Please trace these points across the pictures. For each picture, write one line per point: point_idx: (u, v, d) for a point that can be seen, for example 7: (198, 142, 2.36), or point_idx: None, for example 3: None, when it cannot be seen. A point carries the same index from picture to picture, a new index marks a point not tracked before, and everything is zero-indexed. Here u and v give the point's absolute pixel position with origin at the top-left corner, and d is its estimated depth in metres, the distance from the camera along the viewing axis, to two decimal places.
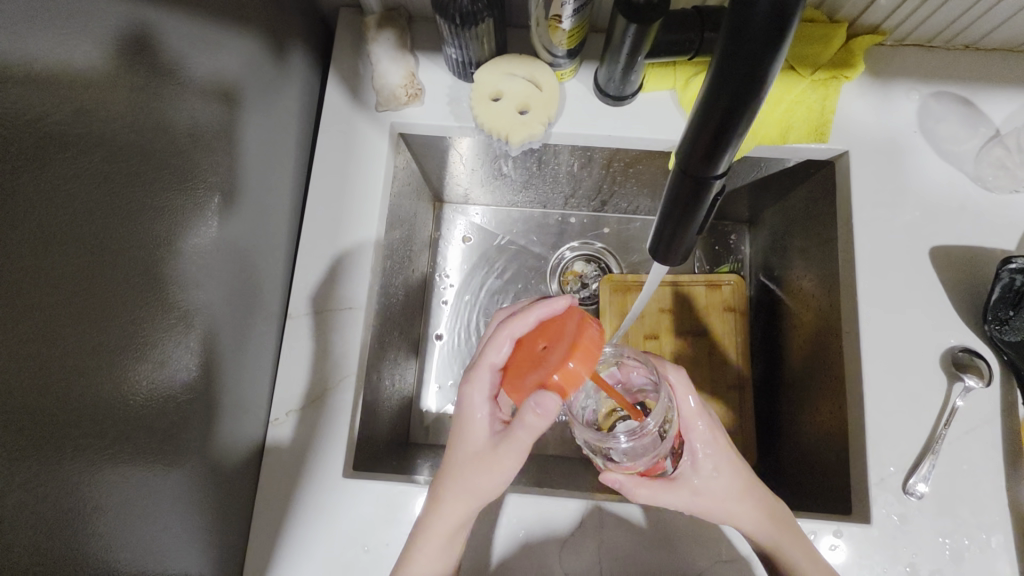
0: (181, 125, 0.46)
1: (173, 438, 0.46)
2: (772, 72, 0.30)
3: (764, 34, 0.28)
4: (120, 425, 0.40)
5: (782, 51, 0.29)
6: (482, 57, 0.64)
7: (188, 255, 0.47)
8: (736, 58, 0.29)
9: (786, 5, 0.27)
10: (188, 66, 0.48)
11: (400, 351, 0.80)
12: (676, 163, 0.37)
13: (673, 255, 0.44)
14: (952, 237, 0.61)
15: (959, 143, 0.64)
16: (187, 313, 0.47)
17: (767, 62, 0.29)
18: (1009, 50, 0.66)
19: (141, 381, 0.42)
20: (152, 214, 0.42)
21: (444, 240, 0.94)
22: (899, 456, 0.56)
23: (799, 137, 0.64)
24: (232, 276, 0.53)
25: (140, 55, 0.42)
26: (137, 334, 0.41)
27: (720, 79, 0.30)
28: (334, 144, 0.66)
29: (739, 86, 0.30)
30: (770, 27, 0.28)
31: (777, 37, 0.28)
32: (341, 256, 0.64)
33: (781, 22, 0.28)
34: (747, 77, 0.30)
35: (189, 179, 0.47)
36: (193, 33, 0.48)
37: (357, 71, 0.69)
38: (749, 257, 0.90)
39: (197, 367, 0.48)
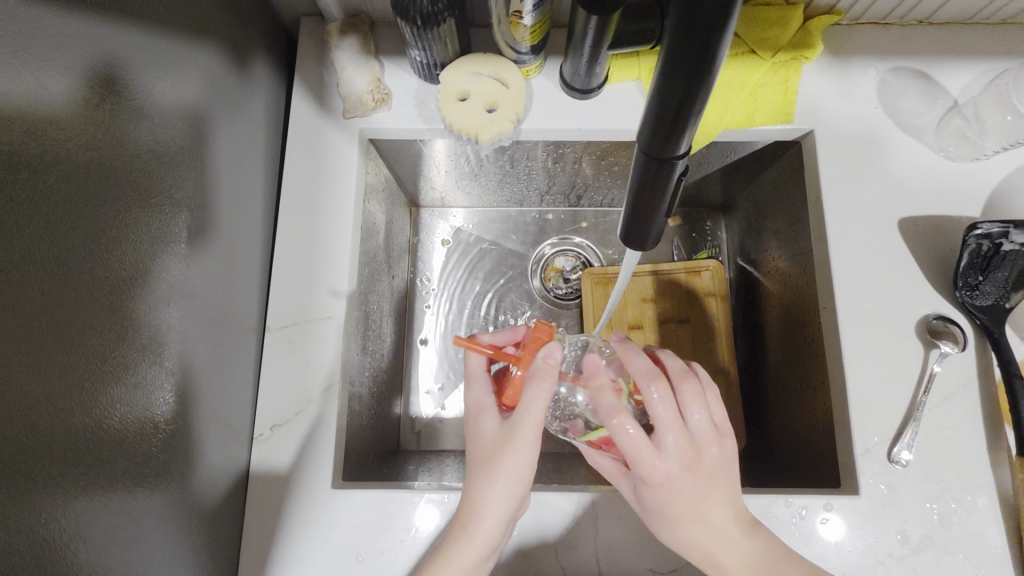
0: (140, 143, 0.45)
1: (153, 461, 0.45)
2: (722, 51, 0.30)
3: (713, 11, 0.28)
4: (96, 450, 0.39)
5: (730, 27, 0.29)
6: (447, 58, 0.63)
7: (159, 273, 0.46)
8: (688, 38, 0.29)
9: None
10: (147, 81, 0.47)
11: (385, 358, 0.80)
12: (638, 148, 0.37)
13: (645, 240, 0.44)
14: (920, 207, 0.62)
15: (919, 117, 0.65)
16: (160, 333, 0.46)
17: (718, 40, 0.29)
18: (960, 23, 0.67)
19: (115, 405, 0.41)
20: (116, 234, 0.42)
21: (423, 245, 0.94)
22: (883, 426, 0.57)
23: (767, 120, 0.65)
24: (207, 290, 0.53)
25: (95, 73, 0.41)
26: (107, 357, 0.40)
27: (675, 59, 0.30)
28: (302, 153, 0.66)
29: (692, 65, 0.30)
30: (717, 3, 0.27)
31: (726, 13, 0.28)
32: (317, 267, 0.63)
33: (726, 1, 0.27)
34: (700, 54, 0.30)
35: (154, 198, 0.46)
36: (148, 48, 0.47)
37: (322, 79, 0.68)
38: (726, 242, 0.91)
39: (175, 387, 0.48)
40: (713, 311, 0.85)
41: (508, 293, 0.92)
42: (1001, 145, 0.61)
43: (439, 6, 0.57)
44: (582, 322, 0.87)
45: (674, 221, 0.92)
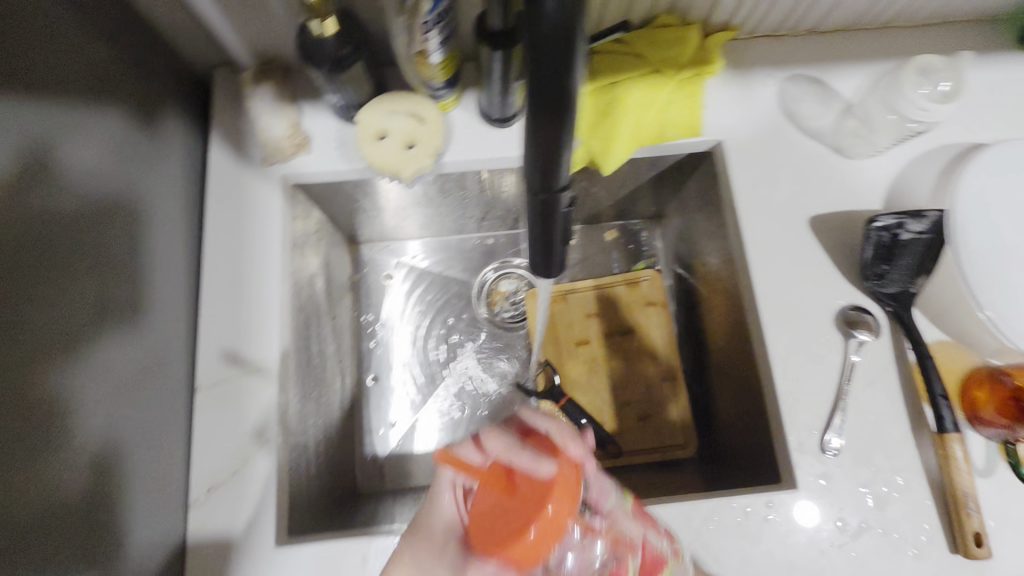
0: (54, 219, 0.44)
1: (70, 542, 0.43)
2: (579, 85, 0.28)
3: (560, 58, 0.26)
4: (11, 542, 0.37)
5: (581, 65, 0.27)
6: (362, 98, 0.64)
7: (78, 347, 0.45)
8: (539, 79, 0.27)
9: (574, 27, 0.25)
10: (62, 149, 0.46)
11: (332, 401, 0.78)
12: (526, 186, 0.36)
13: (555, 262, 0.43)
14: (827, 205, 0.66)
15: (819, 119, 0.69)
16: (79, 408, 0.45)
17: (570, 79, 0.27)
18: (847, 29, 0.72)
19: (29, 491, 0.39)
20: (30, 313, 0.41)
21: (366, 281, 0.93)
22: (813, 418, 0.59)
23: (678, 133, 0.68)
24: (128, 356, 0.52)
25: (9, 150, 0.40)
26: (21, 443, 0.39)
27: (533, 98, 0.29)
28: (224, 205, 0.65)
29: (550, 105, 0.28)
30: (557, 44, 0.25)
31: (571, 53, 0.26)
32: (246, 318, 0.62)
33: (566, 40, 0.25)
34: (560, 98, 0.28)
35: (67, 270, 0.45)
36: (62, 115, 0.46)
37: (240, 128, 0.67)
38: (662, 250, 0.94)
39: (96, 461, 0.46)
40: (656, 320, 0.87)
41: (457, 320, 0.93)
42: (895, 138, 0.65)
43: (347, 50, 0.57)
44: (531, 342, 0.88)
45: (611, 236, 0.96)
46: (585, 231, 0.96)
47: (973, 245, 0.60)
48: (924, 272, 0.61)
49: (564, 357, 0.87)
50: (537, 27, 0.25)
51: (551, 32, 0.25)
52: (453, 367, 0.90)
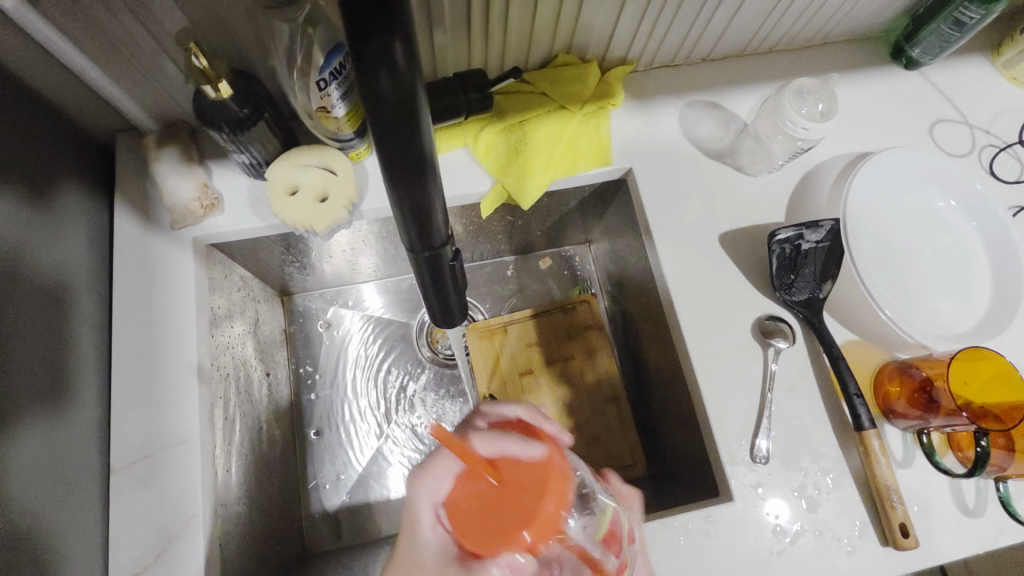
0: None
1: None
2: (430, 143, 0.29)
3: (399, 114, 0.26)
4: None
5: (425, 121, 0.27)
6: (269, 155, 0.63)
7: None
8: (391, 144, 0.27)
9: (406, 82, 0.25)
10: None
11: (269, 462, 0.76)
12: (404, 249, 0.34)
13: (453, 318, 0.42)
14: (734, 221, 0.69)
15: (719, 141, 0.73)
16: None
17: (421, 138, 0.28)
18: (737, 55, 0.77)
19: None
20: None
21: (301, 333, 0.91)
22: (742, 429, 0.61)
23: (588, 164, 0.71)
24: (33, 438, 0.51)
25: None
26: None
27: (389, 165, 0.28)
28: (133, 273, 0.62)
29: (409, 167, 0.28)
30: (398, 108, 0.26)
31: (416, 115, 0.27)
32: (161, 389, 0.59)
33: (407, 103, 0.26)
34: (410, 155, 0.28)
35: None
36: None
37: (147, 193, 0.66)
38: (596, 274, 0.96)
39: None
40: (594, 343, 0.88)
41: (399, 362, 0.92)
42: (788, 155, 0.68)
43: (246, 111, 0.57)
44: (475, 378, 0.87)
45: (545, 264, 0.98)
46: (520, 262, 0.98)
47: (864, 249, 0.66)
48: (830, 277, 0.64)
49: (508, 389, 0.86)
50: (374, 97, 0.25)
51: (391, 97, 0.25)
52: (399, 412, 0.89)
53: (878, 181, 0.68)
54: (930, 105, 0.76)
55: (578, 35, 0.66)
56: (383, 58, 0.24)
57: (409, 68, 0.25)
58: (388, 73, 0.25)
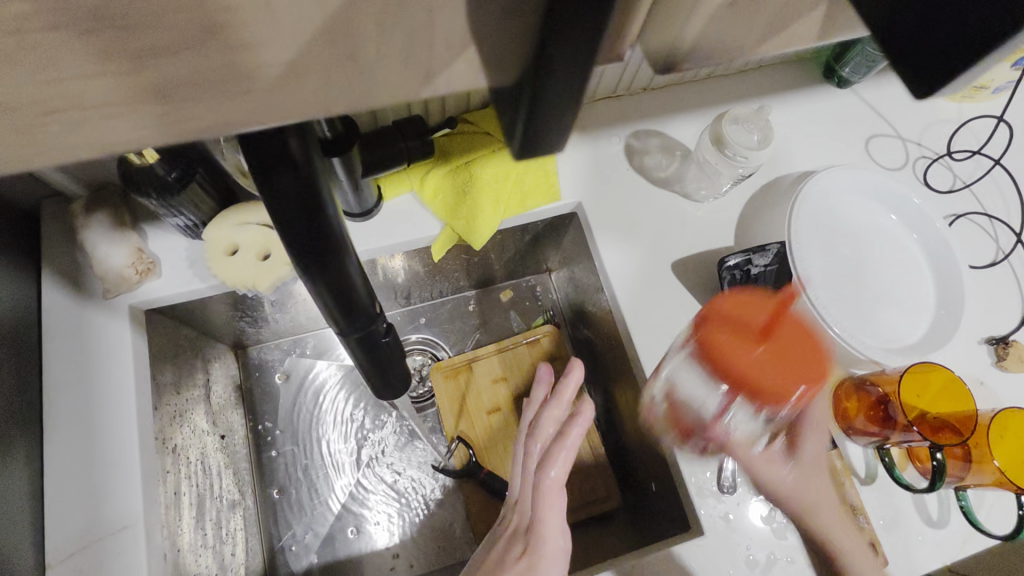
0: None
1: None
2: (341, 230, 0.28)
3: (302, 198, 0.25)
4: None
5: (331, 202, 0.27)
6: (206, 215, 0.61)
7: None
8: (302, 237, 0.26)
9: (305, 167, 0.25)
10: None
11: (229, 531, 0.72)
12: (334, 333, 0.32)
13: (396, 387, 0.40)
14: (685, 249, 0.69)
15: (665, 169, 0.73)
16: None
17: (331, 226, 0.27)
18: (677, 83, 0.78)
19: None
20: None
21: (257, 386, 0.88)
22: (708, 459, 0.60)
23: (538, 202, 0.70)
24: None
25: None
26: None
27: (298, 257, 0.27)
28: (65, 348, 0.59)
29: (321, 257, 0.27)
30: (301, 203, 0.25)
31: (322, 207, 0.26)
32: (98, 473, 0.55)
33: (311, 188, 0.25)
34: (323, 239, 0.26)
35: None
36: None
37: (76, 262, 0.62)
38: (558, 302, 0.96)
39: None
40: (561, 374, 0.87)
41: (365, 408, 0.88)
42: (733, 179, 0.68)
43: (175, 175, 0.55)
44: (442, 420, 0.85)
45: (507, 295, 0.96)
46: (481, 295, 0.96)
47: (814, 269, 0.67)
48: None
49: (477, 428, 0.84)
50: (273, 196, 0.25)
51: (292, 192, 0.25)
52: (367, 460, 0.86)
53: (824, 201, 0.70)
54: (864, 121, 0.78)
55: None
56: (279, 157, 0.24)
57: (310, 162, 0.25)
58: (287, 171, 0.24)
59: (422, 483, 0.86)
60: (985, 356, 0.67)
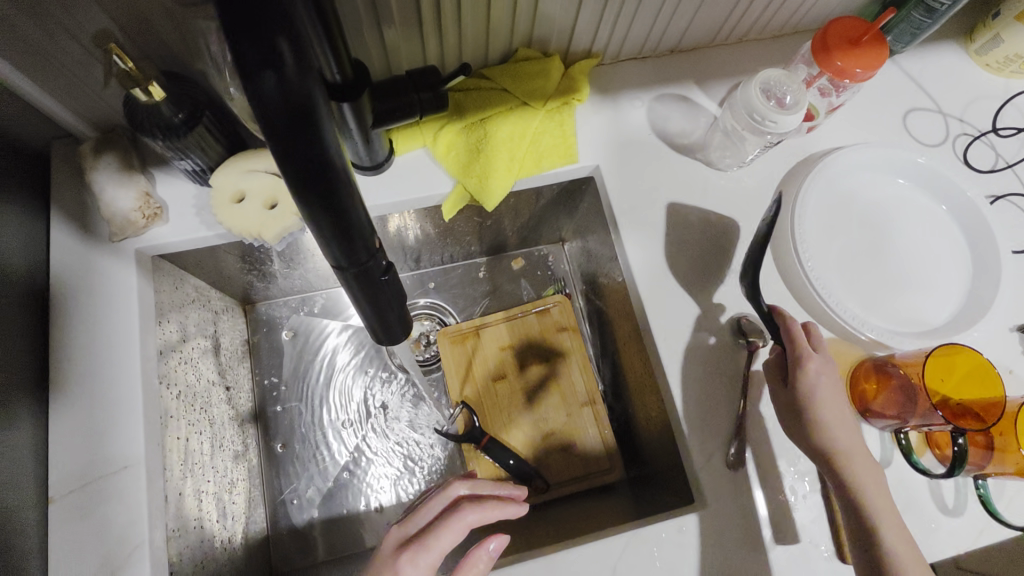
0: None
1: None
2: (336, 150, 0.27)
3: (290, 116, 0.25)
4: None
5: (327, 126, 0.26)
6: (214, 161, 0.60)
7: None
8: (301, 167, 0.26)
9: (294, 90, 0.25)
10: None
11: (231, 482, 0.72)
12: (332, 263, 0.32)
13: (396, 335, 0.39)
14: (705, 218, 0.67)
15: (689, 135, 0.70)
16: None
17: (324, 144, 0.26)
18: (706, 46, 0.74)
19: None
20: None
21: (264, 341, 0.88)
22: (717, 433, 0.59)
23: (553, 163, 0.68)
24: None
25: None
26: None
27: (291, 175, 0.26)
28: (70, 289, 0.59)
29: (314, 177, 0.26)
30: (294, 118, 0.25)
31: (315, 120, 0.25)
32: (103, 412, 0.55)
33: (303, 107, 0.25)
34: (321, 167, 0.26)
35: None
36: None
37: (84, 204, 0.62)
38: (570, 273, 0.94)
39: None
40: (570, 345, 0.86)
41: (371, 369, 0.89)
42: (758, 148, 0.65)
43: (182, 116, 0.54)
44: (447, 384, 0.84)
45: (518, 265, 0.95)
46: (492, 263, 0.95)
47: (827, 245, 0.65)
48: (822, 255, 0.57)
49: (482, 394, 0.84)
50: (259, 98, 0.24)
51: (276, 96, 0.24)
52: (372, 422, 0.86)
53: (842, 179, 0.68)
54: (903, 94, 0.74)
55: (537, 27, 0.63)
56: (266, 57, 0.24)
57: (298, 70, 0.25)
58: (273, 73, 0.24)
59: (426, 447, 0.85)
60: (1017, 344, 0.64)
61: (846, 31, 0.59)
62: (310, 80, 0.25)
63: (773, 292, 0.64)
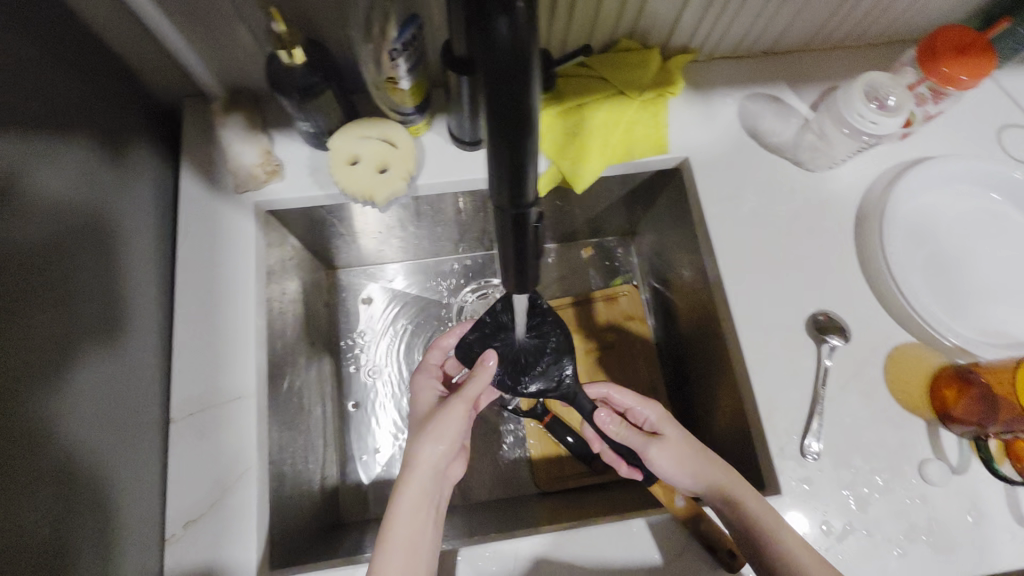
0: (15, 257, 0.44)
1: None
2: (535, 112, 0.28)
3: (512, 67, 0.25)
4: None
5: (536, 81, 0.27)
6: (333, 125, 0.64)
7: (39, 377, 0.45)
8: (499, 114, 0.28)
9: (524, 39, 0.25)
10: (19, 182, 0.45)
11: (312, 431, 0.77)
12: (493, 202, 0.34)
13: (525, 281, 0.41)
14: (791, 216, 0.68)
15: (779, 134, 0.72)
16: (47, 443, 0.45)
17: (528, 106, 0.27)
18: (800, 50, 0.76)
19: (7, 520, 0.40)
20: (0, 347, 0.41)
21: (343, 306, 0.93)
22: (792, 423, 0.60)
23: (644, 152, 0.71)
24: (99, 382, 0.51)
25: None
26: None
27: (494, 122, 0.28)
28: (194, 234, 0.64)
29: (510, 133, 0.28)
30: (511, 70, 0.26)
31: (526, 73, 0.26)
32: (220, 348, 0.61)
33: (522, 62, 0.25)
34: (519, 116, 0.28)
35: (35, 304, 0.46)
36: (20, 152, 0.46)
37: (211, 158, 0.67)
38: (638, 265, 0.96)
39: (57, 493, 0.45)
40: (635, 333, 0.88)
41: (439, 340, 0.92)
42: (850, 151, 0.66)
43: (315, 79, 0.58)
44: None
45: (587, 253, 0.97)
46: (562, 250, 0.98)
47: (914, 249, 0.66)
48: None
49: None
50: (490, 47, 0.25)
51: (505, 50, 0.25)
52: None
53: (932, 187, 0.68)
54: (999, 109, 0.74)
55: (643, 19, 0.66)
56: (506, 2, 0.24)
57: (528, 24, 0.24)
58: (507, 19, 0.24)
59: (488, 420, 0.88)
60: None
61: (957, 37, 0.60)
62: (537, 31, 0.25)
63: (856, 292, 0.65)
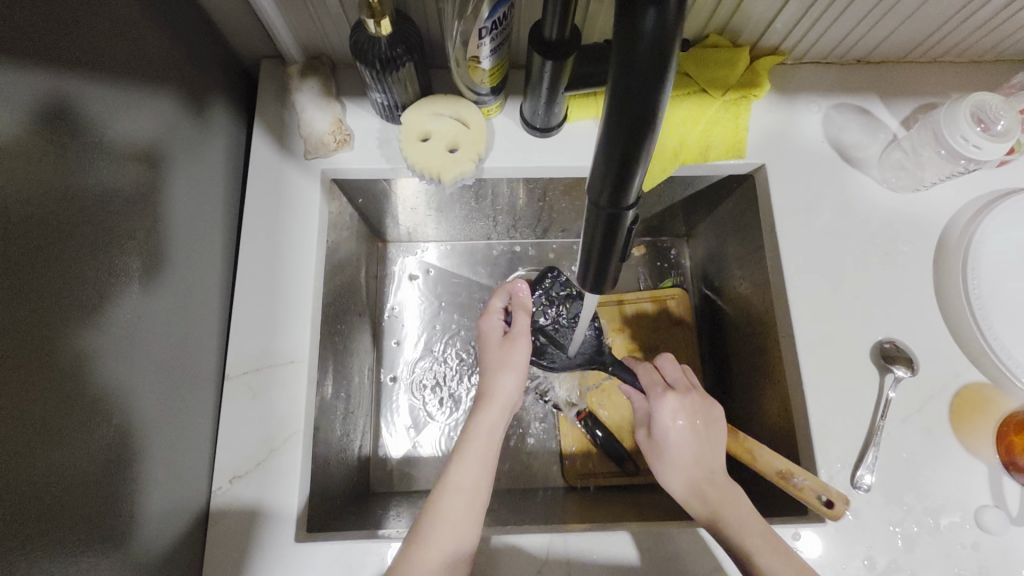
0: (105, 199, 0.46)
1: (109, 510, 0.45)
2: (661, 112, 0.28)
3: (647, 63, 0.26)
4: (46, 510, 0.39)
5: (668, 83, 0.27)
6: (408, 100, 0.64)
7: (121, 319, 0.47)
8: (622, 107, 0.27)
9: (667, 35, 0.25)
10: (111, 128, 0.47)
11: (353, 399, 0.78)
12: (589, 198, 0.34)
13: (601, 283, 0.41)
14: (866, 238, 0.65)
15: (863, 150, 0.68)
16: (122, 381, 0.47)
17: (657, 101, 0.27)
18: (896, 61, 0.71)
19: (81, 451, 0.42)
20: (81, 284, 0.43)
21: (390, 279, 0.94)
22: (844, 452, 0.58)
23: (720, 155, 0.68)
24: (169, 328, 0.53)
25: (59, 115, 0.41)
26: (64, 408, 0.40)
27: (616, 112, 0.28)
28: (262, 195, 0.65)
29: (634, 127, 0.28)
30: (650, 64, 0.26)
31: (661, 70, 0.26)
32: (278, 309, 0.62)
33: (660, 60, 0.26)
34: (641, 113, 0.27)
35: (115, 249, 0.47)
36: (113, 97, 0.48)
37: (283, 121, 0.68)
38: (690, 269, 0.94)
39: (129, 429, 0.47)
40: (680, 339, 0.87)
41: None
42: (942, 173, 0.63)
43: (397, 51, 0.57)
44: None
45: (639, 252, 0.95)
46: None
47: (995, 290, 0.61)
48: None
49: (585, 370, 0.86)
50: (634, 39, 0.25)
51: (647, 44, 0.25)
52: (478, 371, 0.89)
53: (1018, 225, 0.62)
54: None
55: (737, 17, 0.63)
56: None
57: (676, 18, 0.25)
58: (654, 14, 0.25)
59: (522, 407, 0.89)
60: None
61: None
62: (678, 33, 0.26)
63: (928, 325, 0.62)
